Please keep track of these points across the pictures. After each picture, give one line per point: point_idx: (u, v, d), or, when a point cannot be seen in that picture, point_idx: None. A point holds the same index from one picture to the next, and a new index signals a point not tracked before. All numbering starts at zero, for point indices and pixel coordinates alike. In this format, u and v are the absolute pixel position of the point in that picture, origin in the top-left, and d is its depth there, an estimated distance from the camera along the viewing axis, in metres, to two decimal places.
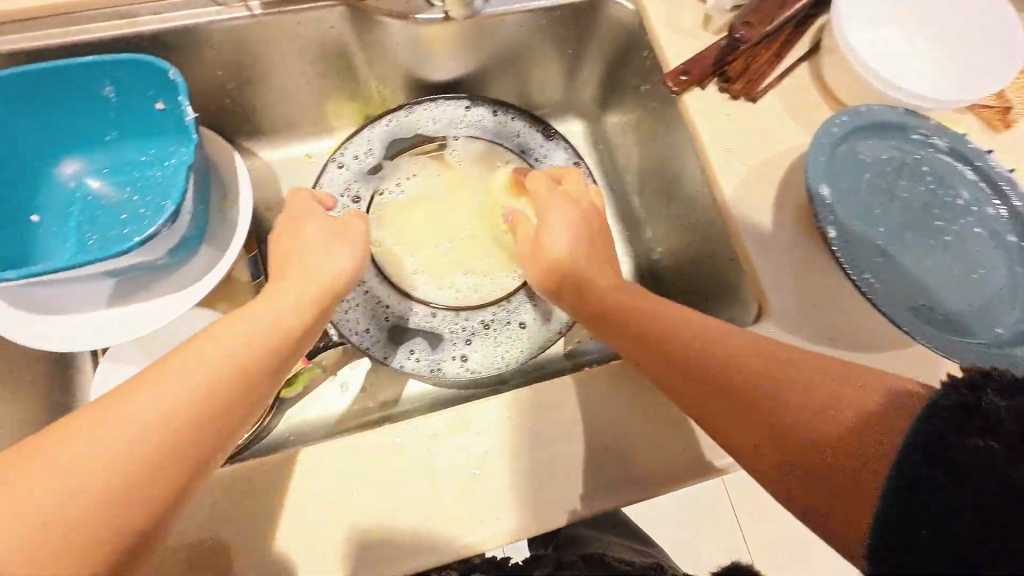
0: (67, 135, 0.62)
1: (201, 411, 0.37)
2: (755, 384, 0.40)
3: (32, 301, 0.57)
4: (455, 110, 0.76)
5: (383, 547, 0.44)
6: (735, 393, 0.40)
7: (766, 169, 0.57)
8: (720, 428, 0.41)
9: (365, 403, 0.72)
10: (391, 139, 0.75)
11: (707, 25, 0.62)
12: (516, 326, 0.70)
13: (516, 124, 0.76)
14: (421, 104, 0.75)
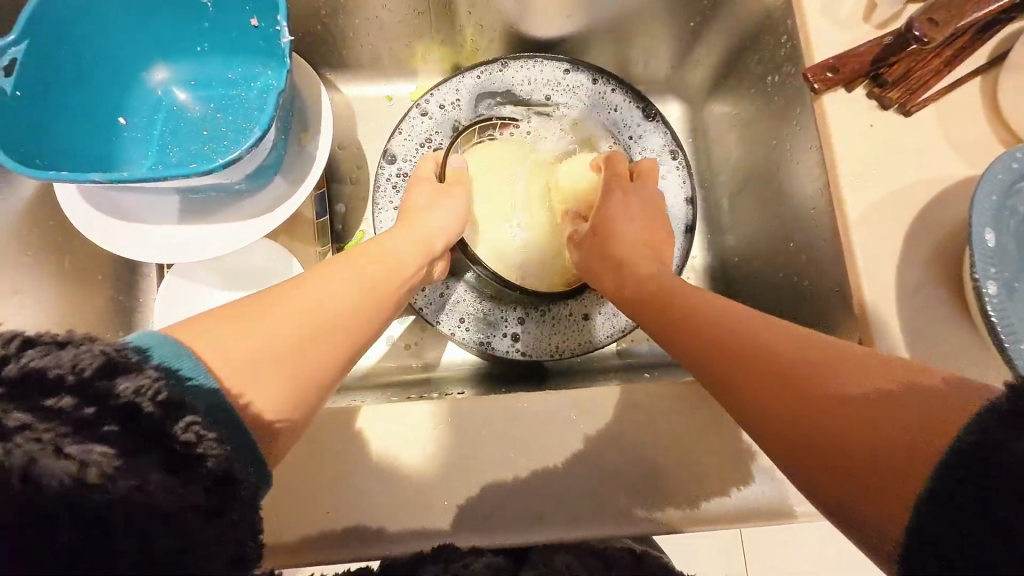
0: (161, 38, 0.60)
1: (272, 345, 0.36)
2: (802, 361, 0.36)
3: (112, 204, 0.57)
4: (553, 71, 0.70)
5: (424, 521, 0.43)
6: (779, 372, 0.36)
7: (906, 197, 0.49)
8: (747, 394, 0.37)
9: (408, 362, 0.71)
10: (480, 92, 0.70)
11: (866, 18, 0.53)
12: (579, 318, 0.67)
13: (616, 97, 0.70)
14: (518, 59, 0.69)
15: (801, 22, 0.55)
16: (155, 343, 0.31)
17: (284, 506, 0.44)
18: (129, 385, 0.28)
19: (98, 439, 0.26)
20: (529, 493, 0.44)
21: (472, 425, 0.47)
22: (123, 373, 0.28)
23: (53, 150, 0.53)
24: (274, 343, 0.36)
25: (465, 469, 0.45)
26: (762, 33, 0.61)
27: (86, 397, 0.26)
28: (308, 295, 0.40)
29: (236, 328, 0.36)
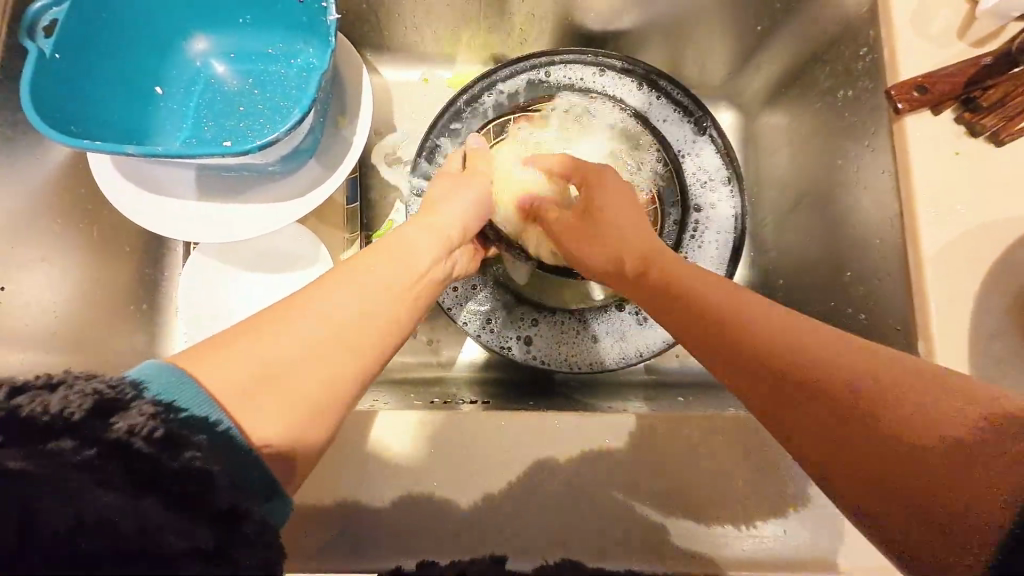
0: (203, 7, 0.58)
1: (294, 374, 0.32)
2: (782, 339, 0.34)
3: (144, 176, 0.56)
4: (584, 72, 0.65)
5: (442, 536, 0.42)
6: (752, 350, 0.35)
7: (987, 232, 0.45)
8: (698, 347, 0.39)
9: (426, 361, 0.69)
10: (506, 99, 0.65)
11: (960, 33, 0.49)
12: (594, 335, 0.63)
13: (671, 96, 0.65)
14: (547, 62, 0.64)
15: (886, 34, 0.50)
16: (154, 373, 0.28)
17: (297, 508, 0.42)
18: (121, 427, 0.25)
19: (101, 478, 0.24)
20: (554, 519, 0.42)
21: (498, 442, 0.44)
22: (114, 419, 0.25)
23: (89, 116, 0.52)
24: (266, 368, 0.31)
25: (487, 487, 0.43)
26: (837, 43, 0.56)
27: (86, 438, 0.25)
28: (318, 308, 0.35)
29: (231, 352, 0.31)
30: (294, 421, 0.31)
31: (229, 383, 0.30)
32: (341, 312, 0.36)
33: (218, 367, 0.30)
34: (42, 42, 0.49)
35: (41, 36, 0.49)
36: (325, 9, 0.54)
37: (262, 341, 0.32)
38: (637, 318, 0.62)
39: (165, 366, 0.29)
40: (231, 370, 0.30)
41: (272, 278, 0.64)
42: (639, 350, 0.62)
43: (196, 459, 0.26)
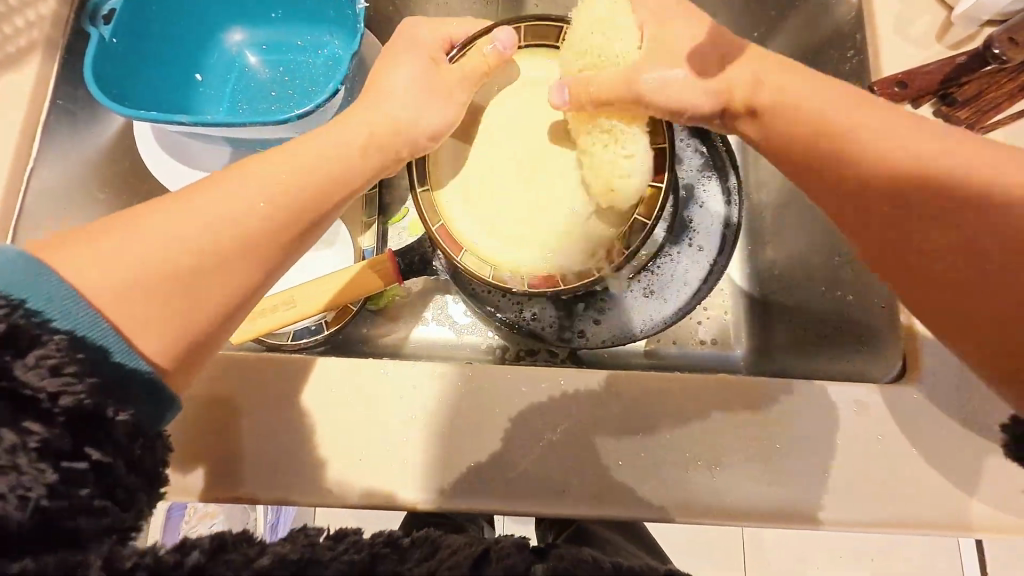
0: (241, 2, 0.63)
1: (183, 266, 0.33)
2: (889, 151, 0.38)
3: (185, 152, 0.61)
4: None
5: (452, 482, 0.45)
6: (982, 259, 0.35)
7: None
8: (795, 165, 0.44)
9: (448, 350, 0.70)
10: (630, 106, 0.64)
11: (937, 37, 0.53)
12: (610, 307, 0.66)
13: None
14: None
15: (872, 37, 0.55)
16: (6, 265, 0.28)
17: (317, 450, 0.46)
18: (26, 362, 0.26)
19: None
20: (559, 468, 0.45)
21: (505, 397, 0.47)
22: (26, 346, 0.26)
23: (138, 94, 0.57)
24: (171, 265, 0.33)
25: (494, 434, 0.46)
26: (826, 47, 0.61)
27: None
28: (210, 200, 0.36)
29: (115, 246, 0.32)
30: (177, 331, 0.33)
31: (102, 284, 0.31)
32: (239, 201, 0.36)
33: (83, 263, 0.31)
34: (102, 28, 0.54)
35: (101, 23, 0.54)
36: (353, 3, 0.59)
37: (143, 245, 0.32)
38: (645, 292, 0.65)
39: (23, 259, 0.29)
40: (103, 270, 0.31)
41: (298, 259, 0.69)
42: (648, 323, 0.65)
43: (87, 394, 0.28)
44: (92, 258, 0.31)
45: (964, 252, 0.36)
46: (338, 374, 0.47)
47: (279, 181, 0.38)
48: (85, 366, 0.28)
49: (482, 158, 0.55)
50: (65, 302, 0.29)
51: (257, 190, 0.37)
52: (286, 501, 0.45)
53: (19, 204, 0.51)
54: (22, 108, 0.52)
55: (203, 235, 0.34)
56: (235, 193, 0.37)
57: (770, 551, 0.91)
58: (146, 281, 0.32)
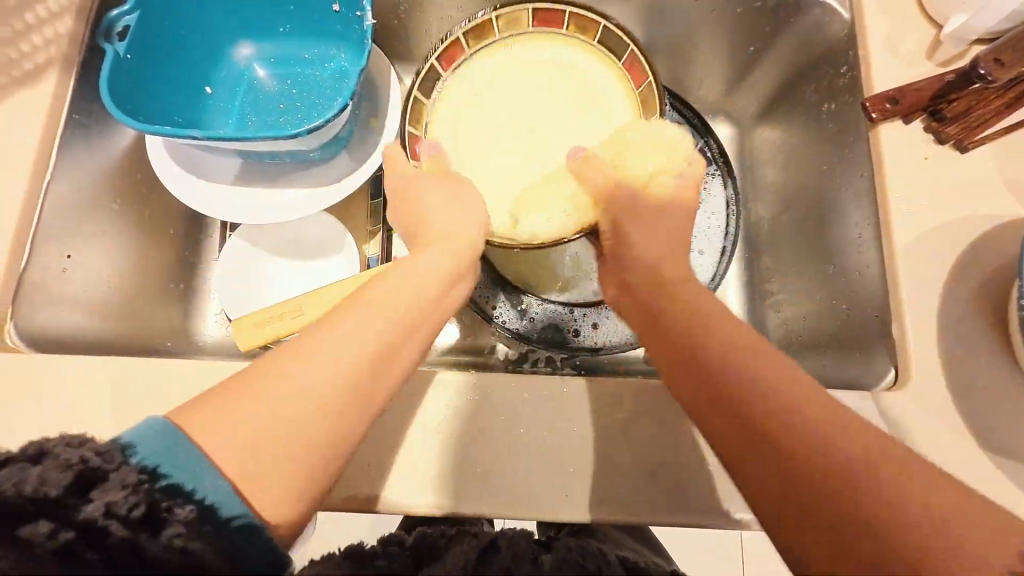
0: (250, 18, 0.65)
1: (308, 445, 0.32)
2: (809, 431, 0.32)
3: (194, 162, 0.62)
4: None
5: (457, 486, 0.46)
6: (786, 466, 0.32)
7: (955, 227, 0.50)
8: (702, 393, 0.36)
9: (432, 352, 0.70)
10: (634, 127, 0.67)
11: (927, 55, 0.55)
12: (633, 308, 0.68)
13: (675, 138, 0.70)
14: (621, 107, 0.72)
15: (862, 56, 0.57)
16: (149, 436, 0.28)
17: None
18: (99, 500, 0.26)
19: (86, 547, 0.25)
20: (560, 473, 0.47)
21: (510, 403, 0.49)
22: (160, 524, 0.26)
23: (151, 107, 0.58)
24: (269, 425, 0.31)
25: (497, 440, 0.47)
26: (821, 62, 0.62)
27: (73, 523, 0.25)
28: (326, 346, 0.34)
29: (237, 410, 0.31)
30: (299, 488, 0.31)
31: (225, 451, 0.30)
32: (351, 333, 0.35)
33: (210, 430, 0.30)
34: (116, 44, 0.56)
35: (116, 39, 0.56)
36: (359, 18, 0.61)
37: (251, 411, 0.31)
38: None
39: (166, 428, 0.29)
40: (225, 444, 0.30)
41: (303, 267, 0.70)
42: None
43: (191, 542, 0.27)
44: (219, 423, 0.30)
45: (813, 475, 0.31)
46: None
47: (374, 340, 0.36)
48: (205, 533, 0.27)
49: (485, 128, 0.57)
50: (197, 468, 0.28)
51: (359, 326, 0.36)
52: None
53: (35, 220, 0.54)
54: (39, 128, 0.54)
55: (319, 384, 0.33)
56: (346, 323, 0.36)
57: (770, 552, 0.92)
58: (268, 449, 0.31)
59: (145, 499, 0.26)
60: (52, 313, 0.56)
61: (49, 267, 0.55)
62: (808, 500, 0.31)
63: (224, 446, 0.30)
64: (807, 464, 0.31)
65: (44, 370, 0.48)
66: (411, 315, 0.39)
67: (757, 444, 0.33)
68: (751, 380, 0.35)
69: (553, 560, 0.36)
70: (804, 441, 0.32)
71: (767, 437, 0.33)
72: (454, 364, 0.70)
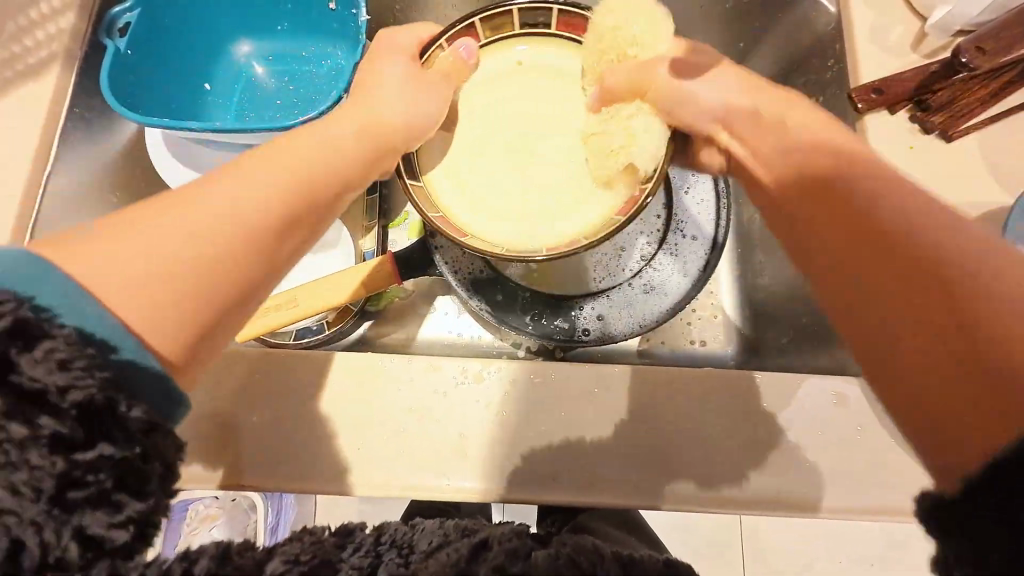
0: (248, 16, 0.67)
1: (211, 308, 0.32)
2: (974, 327, 0.27)
3: (190, 156, 0.63)
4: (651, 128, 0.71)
5: (446, 474, 0.46)
6: (913, 298, 0.29)
7: None
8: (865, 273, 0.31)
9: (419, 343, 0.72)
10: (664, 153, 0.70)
11: (913, 46, 0.56)
12: (637, 291, 0.68)
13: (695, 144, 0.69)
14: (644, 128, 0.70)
15: (849, 47, 0.58)
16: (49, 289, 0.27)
17: (317, 441, 0.47)
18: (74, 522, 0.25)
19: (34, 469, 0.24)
20: (550, 456, 0.47)
21: (495, 390, 0.49)
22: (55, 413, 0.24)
23: (150, 102, 0.60)
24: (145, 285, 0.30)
25: (488, 425, 0.48)
26: (810, 57, 0.63)
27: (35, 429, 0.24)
28: (220, 191, 0.33)
29: (125, 237, 0.30)
30: (198, 321, 0.31)
31: (114, 284, 0.29)
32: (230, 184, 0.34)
33: (92, 262, 0.29)
34: (117, 40, 0.57)
35: (117, 35, 0.57)
36: (356, 15, 0.62)
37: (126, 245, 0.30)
38: (645, 288, 0.68)
39: (27, 258, 0.27)
40: (105, 262, 0.29)
41: (297, 261, 0.71)
42: (646, 316, 0.67)
43: (96, 388, 0.25)
44: (120, 249, 0.30)
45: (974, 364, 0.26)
46: (339, 370, 0.49)
47: (265, 200, 0.34)
48: (94, 359, 0.26)
49: (482, 169, 0.49)
50: (102, 314, 0.27)
51: (228, 205, 0.33)
52: (286, 487, 0.47)
53: (35, 213, 0.53)
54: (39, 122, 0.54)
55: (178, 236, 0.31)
56: (260, 175, 0.35)
57: (768, 546, 0.92)
58: (170, 272, 0.30)
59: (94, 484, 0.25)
60: None
61: None
62: (956, 358, 0.27)
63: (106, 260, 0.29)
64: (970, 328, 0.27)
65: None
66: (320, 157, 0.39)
67: (932, 315, 0.28)
68: (933, 243, 0.30)
69: (547, 554, 0.35)
70: (944, 296, 0.28)
71: (948, 306, 0.28)
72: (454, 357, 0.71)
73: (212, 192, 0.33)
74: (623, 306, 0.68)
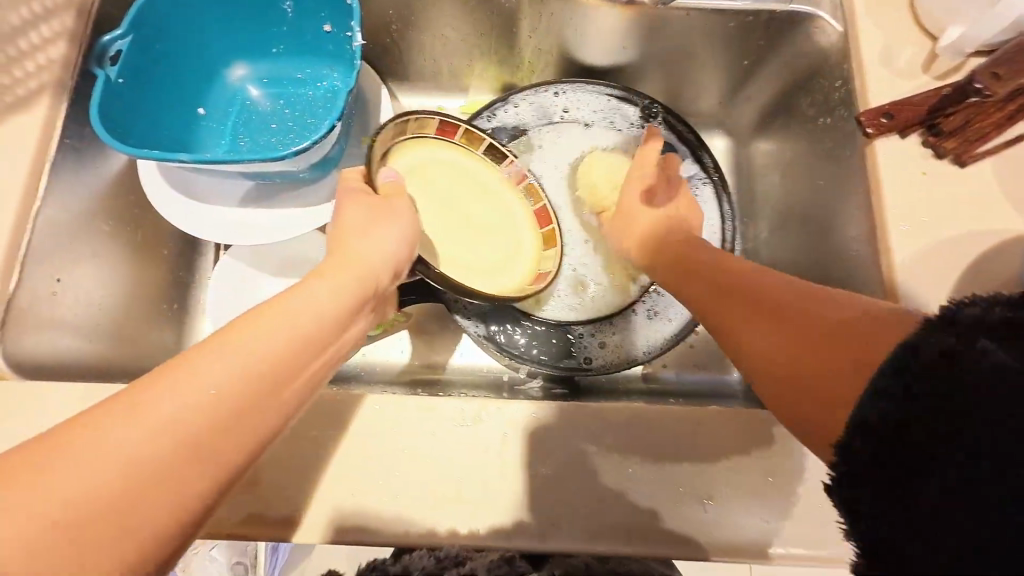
0: (243, 39, 0.66)
1: (197, 411, 0.31)
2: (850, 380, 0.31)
3: (187, 186, 0.62)
4: (631, 114, 0.71)
5: (442, 523, 0.45)
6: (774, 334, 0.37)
7: (956, 243, 0.49)
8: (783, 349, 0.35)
9: (433, 360, 0.71)
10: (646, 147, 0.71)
11: (923, 69, 0.55)
12: (642, 317, 0.67)
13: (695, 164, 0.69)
14: (585, 86, 0.71)
15: (857, 69, 0.56)
16: None
17: (310, 486, 0.46)
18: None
19: None
20: (550, 498, 0.45)
21: (492, 430, 0.47)
22: None
23: (140, 130, 0.58)
24: (105, 485, 0.28)
25: (488, 468, 0.46)
26: (815, 76, 0.61)
27: None
28: (215, 363, 0.33)
29: (90, 447, 0.29)
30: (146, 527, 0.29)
31: (84, 489, 0.28)
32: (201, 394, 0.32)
33: (16, 504, 0.27)
34: (108, 69, 0.56)
35: (108, 63, 0.56)
36: (350, 37, 0.61)
37: (106, 457, 0.29)
38: (649, 313, 0.66)
39: None
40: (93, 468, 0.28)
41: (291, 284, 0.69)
42: (651, 343, 0.65)
43: None
44: (118, 445, 0.29)
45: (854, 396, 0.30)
46: (331, 407, 0.48)
47: (229, 383, 0.33)
48: None
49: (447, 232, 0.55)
50: None
51: (195, 405, 0.31)
52: (275, 534, 0.45)
53: (24, 246, 0.53)
54: (29, 156, 0.54)
55: (170, 418, 0.31)
56: (220, 360, 0.33)
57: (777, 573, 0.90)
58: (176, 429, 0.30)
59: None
60: (38, 337, 0.55)
61: (39, 290, 0.55)
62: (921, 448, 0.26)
63: (114, 462, 0.29)
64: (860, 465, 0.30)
65: (29, 404, 0.48)
66: (306, 326, 0.37)
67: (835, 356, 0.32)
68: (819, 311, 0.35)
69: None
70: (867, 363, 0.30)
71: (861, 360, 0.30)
72: (456, 384, 0.69)
73: (176, 379, 0.32)
74: (627, 334, 0.66)
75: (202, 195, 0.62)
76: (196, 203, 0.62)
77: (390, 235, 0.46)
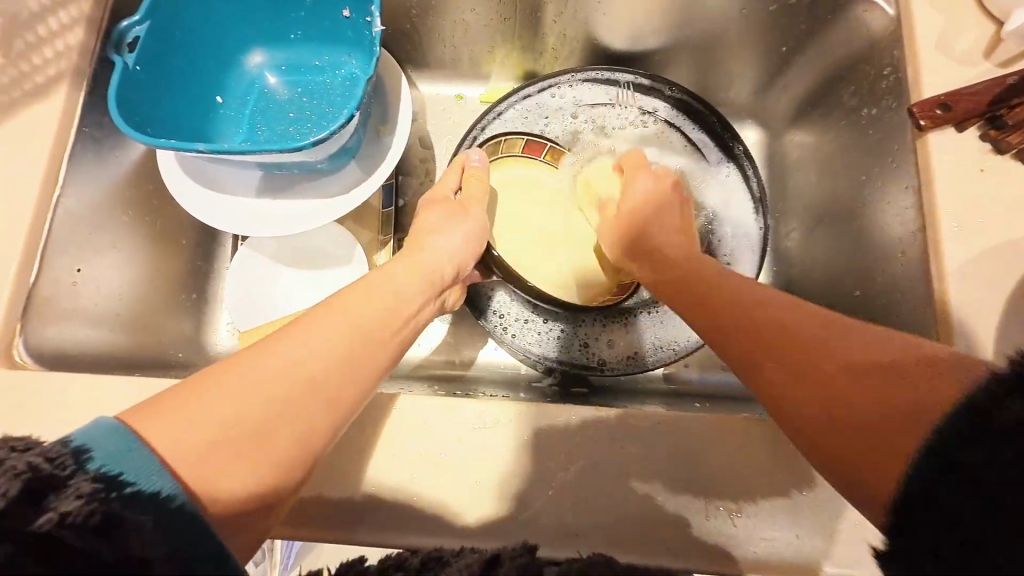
0: (261, 24, 0.64)
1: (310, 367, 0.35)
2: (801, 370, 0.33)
3: (206, 176, 0.61)
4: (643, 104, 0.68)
5: (459, 529, 0.43)
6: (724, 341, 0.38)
7: (1015, 246, 0.45)
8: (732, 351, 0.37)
9: (449, 355, 0.70)
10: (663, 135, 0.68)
11: (981, 58, 0.51)
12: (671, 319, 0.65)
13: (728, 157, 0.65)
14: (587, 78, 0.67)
15: (908, 56, 0.52)
16: (102, 439, 0.29)
17: (324, 486, 0.45)
18: (54, 511, 0.25)
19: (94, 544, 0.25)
20: (570, 507, 0.44)
21: (511, 434, 0.46)
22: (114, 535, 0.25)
23: (158, 119, 0.57)
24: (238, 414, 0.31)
25: (507, 475, 0.45)
26: (860, 63, 0.57)
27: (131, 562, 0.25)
28: (320, 328, 0.37)
29: (199, 400, 0.31)
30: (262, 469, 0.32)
31: (195, 433, 0.30)
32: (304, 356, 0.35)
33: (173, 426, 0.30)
34: (126, 56, 0.55)
35: (126, 51, 0.55)
36: (370, 23, 0.59)
37: (225, 398, 0.32)
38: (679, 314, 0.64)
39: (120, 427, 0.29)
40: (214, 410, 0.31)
41: (308, 276, 0.68)
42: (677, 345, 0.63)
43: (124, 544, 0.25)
44: (229, 395, 0.32)
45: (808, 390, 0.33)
46: None
47: (331, 348, 0.37)
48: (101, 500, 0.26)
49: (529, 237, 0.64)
50: (125, 454, 0.28)
51: (304, 360, 0.35)
52: (289, 532, 0.44)
53: (44, 237, 0.53)
54: (48, 144, 0.53)
55: (282, 370, 0.34)
56: (322, 330, 0.37)
57: None
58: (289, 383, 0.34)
59: (102, 508, 0.26)
60: (60, 329, 0.55)
61: (60, 281, 0.55)
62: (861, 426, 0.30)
63: (224, 408, 0.31)
64: (867, 461, 0.30)
65: (33, 402, 0.47)
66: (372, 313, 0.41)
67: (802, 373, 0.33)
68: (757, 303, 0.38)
69: None
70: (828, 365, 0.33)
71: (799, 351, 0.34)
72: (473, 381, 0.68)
73: (283, 343, 0.35)
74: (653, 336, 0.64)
75: (224, 185, 0.62)
76: (219, 192, 0.61)
77: (457, 233, 0.54)
